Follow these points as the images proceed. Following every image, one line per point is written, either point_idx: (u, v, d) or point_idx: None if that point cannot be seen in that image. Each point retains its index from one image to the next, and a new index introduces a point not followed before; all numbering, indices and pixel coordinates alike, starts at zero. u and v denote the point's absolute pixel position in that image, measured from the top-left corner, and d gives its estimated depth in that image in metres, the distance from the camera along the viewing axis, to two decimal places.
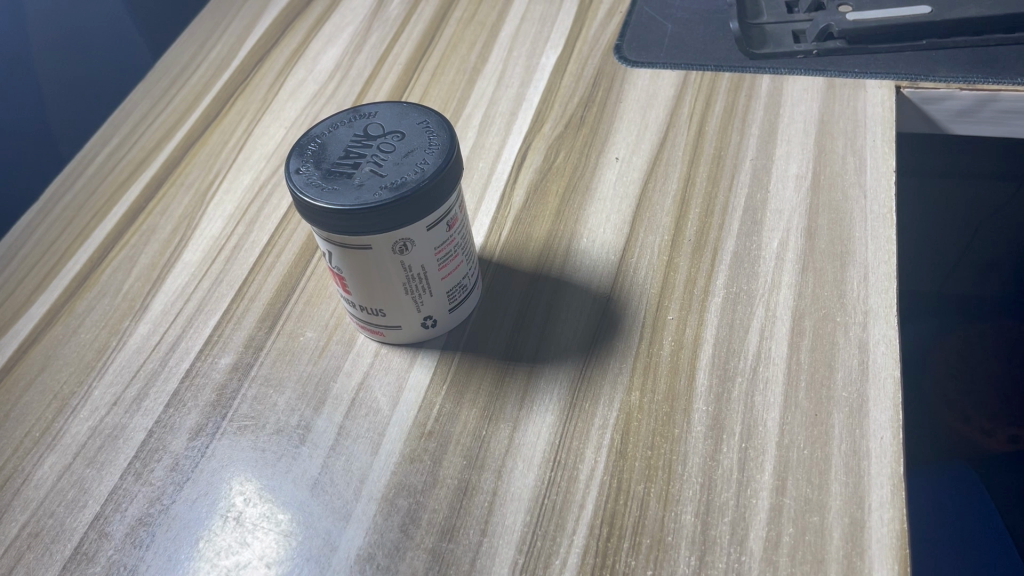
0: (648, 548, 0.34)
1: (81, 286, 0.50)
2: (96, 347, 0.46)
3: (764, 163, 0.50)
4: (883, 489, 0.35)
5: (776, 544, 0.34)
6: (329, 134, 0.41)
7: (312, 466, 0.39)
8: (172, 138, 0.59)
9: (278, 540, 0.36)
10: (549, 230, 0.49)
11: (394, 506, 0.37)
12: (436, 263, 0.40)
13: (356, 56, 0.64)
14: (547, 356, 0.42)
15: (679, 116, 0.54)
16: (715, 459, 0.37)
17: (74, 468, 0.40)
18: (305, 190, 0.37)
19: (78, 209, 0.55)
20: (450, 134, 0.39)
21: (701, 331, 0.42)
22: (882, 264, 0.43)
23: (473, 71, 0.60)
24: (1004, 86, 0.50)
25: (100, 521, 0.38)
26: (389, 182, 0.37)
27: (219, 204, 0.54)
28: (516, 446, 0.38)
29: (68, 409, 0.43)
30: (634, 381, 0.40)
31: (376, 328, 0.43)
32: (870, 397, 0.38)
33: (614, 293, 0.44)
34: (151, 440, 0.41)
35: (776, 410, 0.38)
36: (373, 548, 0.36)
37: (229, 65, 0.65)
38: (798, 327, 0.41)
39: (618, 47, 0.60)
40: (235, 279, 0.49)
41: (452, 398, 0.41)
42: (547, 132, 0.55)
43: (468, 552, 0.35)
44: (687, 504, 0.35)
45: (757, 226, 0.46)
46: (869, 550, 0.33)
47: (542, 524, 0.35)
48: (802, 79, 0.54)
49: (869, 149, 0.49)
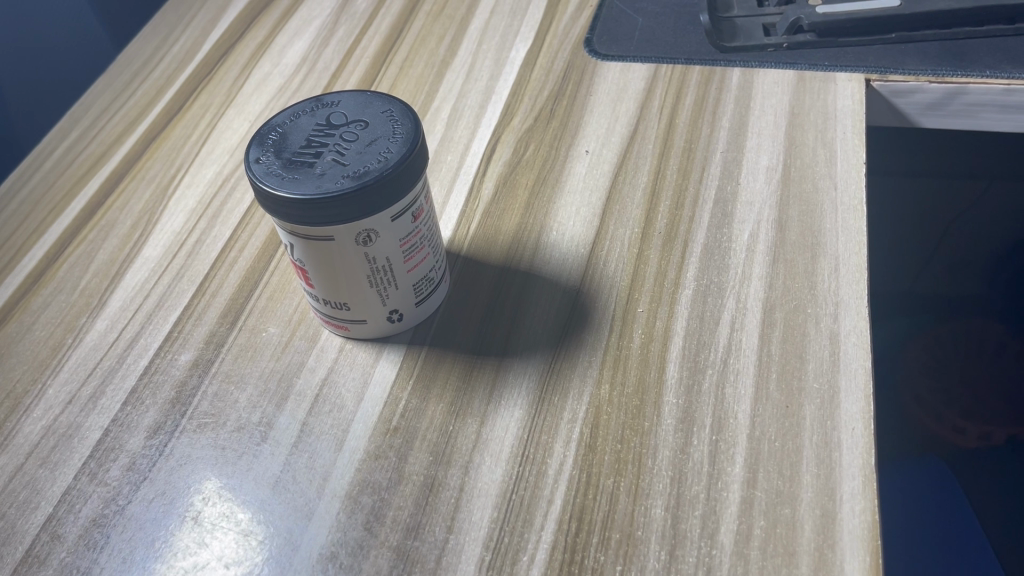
0: (618, 543, 0.33)
1: (36, 283, 0.48)
2: (51, 345, 0.45)
3: (735, 155, 0.49)
4: (855, 480, 0.34)
5: (747, 538, 0.33)
6: (290, 123, 0.40)
7: (273, 464, 0.38)
8: (134, 131, 0.58)
9: (238, 540, 0.35)
10: (517, 223, 0.48)
11: (358, 503, 0.36)
12: (402, 254, 0.39)
13: (323, 48, 0.63)
14: (515, 350, 0.41)
15: (649, 109, 0.54)
16: (686, 452, 0.36)
17: (25, 469, 0.39)
18: (265, 179, 0.36)
19: (34, 204, 0.53)
20: (415, 123, 0.38)
21: (671, 323, 0.41)
22: (852, 255, 0.43)
23: (441, 64, 0.60)
24: (973, 79, 0.50)
25: (52, 523, 0.37)
26: (351, 171, 0.36)
27: (181, 199, 0.53)
28: (483, 441, 0.38)
29: (21, 408, 0.42)
30: (604, 374, 0.39)
31: (341, 323, 0.42)
32: (842, 388, 0.37)
33: (584, 286, 0.44)
34: (107, 440, 0.40)
35: (747, 402, 0.37)
36: (336, 547, 0.35)
37: (194, 57, 0.64)
38: (769, 318, 0.40)
39: (589, 40, 0.60)
40: (196, 274, 0.47)
41: (419, 393, 0.40)
42: (516, 126, 0.54)
43: (434, 550, 0.34)
44: (657, 498, 0.35)
45: (727, 218, 0.46)
46: (840, 542, 0.32)
47: (510, 520, 0.35)
48: (772, 72, 0.54)
49: (840, 141, 0.49)
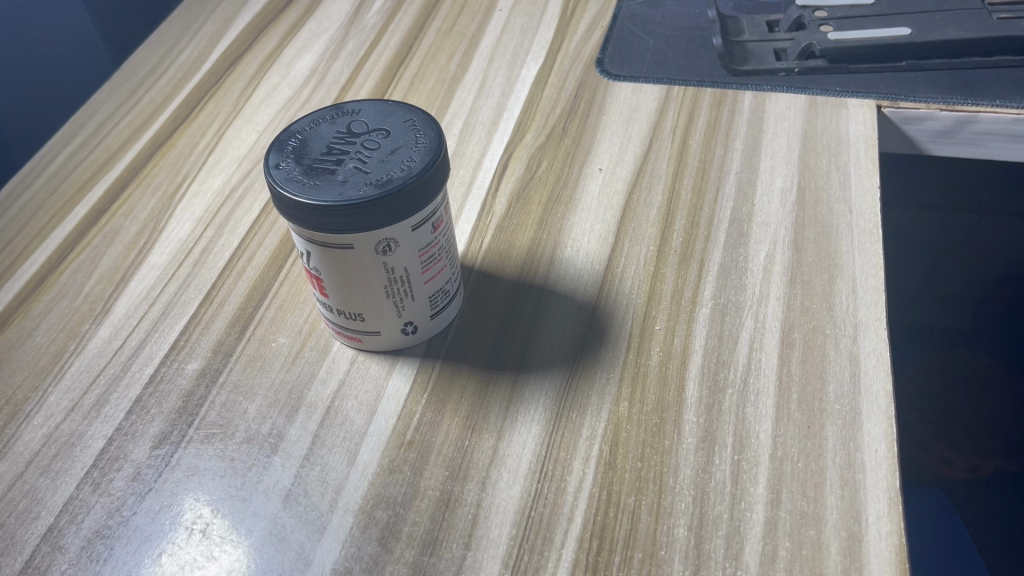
0: (640, 562, 0.33)
1: (38, 288, 0.47)
2: (53, 351, 0.43)
3: (749, 177, 0.49)
4: (879, 502, 0.34)
5: (773, 559, 0.32)
6: (310, 130, 0.39)
7: (284, 476, 0.37)
8: (139, 138, 0.58)
9: (247, 554, 0.34)
10: (531, 239, 0.48)
11: (373, 518, 0.35)
12: (420, 265, 0.39)
13: (333, 61, 0.63)
14: (532, 365, 0.41)
15: (662, 128, 0.54)
16: (708, 472, 0.35)
17: (25, 478, 0.38)
18: (285, 185, 0.35)
19: (37, 209, 0.52)
20: (438, 133, 0.38)
21: (689, 342, 0.41)
22: (869, 278, 0.43)
23: (453, 80, 0.59)
24: (984, 108, 0.51)
25: (53, 534, 0.36)
26: (374, 179, 0.35)
27: (188, 207, 0.52)
28: (500, 457, 0.37)
29: (21, 416, 0.40)
30: (623, 392, 0.39)
31: (354, 335, 0.42)
32: (864, 409, 0.37)
33: (600, 303, 0.43)
34: (111, 449, 0.39)
35: (768, 422, 0.37)
36: (350, 562, 0.34)
37: (200, 67, 0.63)
38: (788, 339, 0.40)
39: (600, 60, 0.60)
40: (204, 283, 0.47)
41: (433, 407, 0.39)
42: (529, 142, 0.54)
43: (452, 566, 0.33)
44: (679, 517, 0.34)
45: (743, 239, 0.46)
46: (867, 564, 0.32)
47: (530, 538, 0.34)
48: (784, 96, 0.55)
49: (853, 166, 0.49)
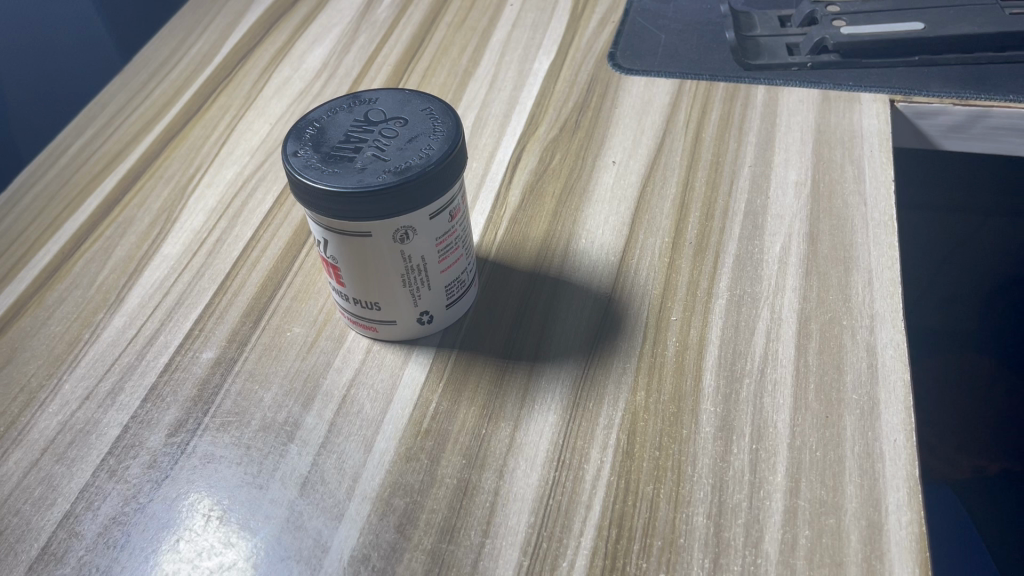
0: (659, 550, 0.33)
1: (51, 278, 0.47)
2: (66, 340, 0.43)
3: (763, 170, 0.49)
4: (899, 492, 0.34)
5: (793, 547, 0.32)
6: (327, 118, 0.39)
7: (300, 463, 0.37)
8: (151, 130, 0.57)
9: (263, 541, 0.34)
10: (545, 231, 0.48)
11: (390, 505, 0.35)
12: (437, 254, 0.39)
13: (344, 54, 0.63)
14: (547, 355, 0.41)
15: (675, 122, 0.54)
16: (726, 460, 0.35)
17: (40, 465, 0.38)
18: (304, 172, 0.35)
19: (50, 200, 0.52)
20: (455, 121, 0.38)
21: (705, 333, 0.41)
22: (885, 270, 0.42)
23: (464, 73, 0.59)
24: (996, 103, 0.51)
25: (69, 520, 0.35)
26: (392, 166, 0.35)
27: (201, 198, 0.52)
28: (517, 445, 0.37)
29: (35, 404, 0.40)
30: (640, 382, 0.39)
31: (369, 324, 0.41)
32: (882, 399, 0.37)
33: (615, 294, 0.43)
34: (126, 437, 0.38)
35: (786, 412, 0.37)
36: (368, 549, 0.34)
37: (211, 60, 0.63)
38: (805, 330, 0.40)
39: (612, 54, 0.60)
40: (217, 273, 0.47)
41: (449, 396, 0.39)
42: (541, 135, 0.54)
43: (470, 554, 0.33)
44: (698, 505, 0.34)
45: (758, 231, 0.45)
46: (888, 553, 0.32)
47: (548, 525, 0.34)
48: (797, 90, 0.54)
49: (868, 159, 0.49)
